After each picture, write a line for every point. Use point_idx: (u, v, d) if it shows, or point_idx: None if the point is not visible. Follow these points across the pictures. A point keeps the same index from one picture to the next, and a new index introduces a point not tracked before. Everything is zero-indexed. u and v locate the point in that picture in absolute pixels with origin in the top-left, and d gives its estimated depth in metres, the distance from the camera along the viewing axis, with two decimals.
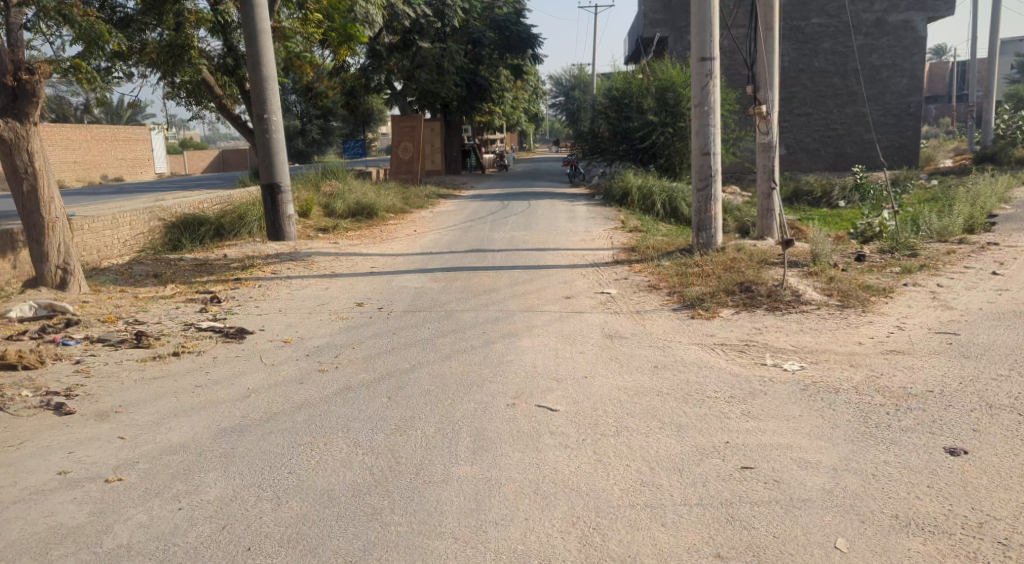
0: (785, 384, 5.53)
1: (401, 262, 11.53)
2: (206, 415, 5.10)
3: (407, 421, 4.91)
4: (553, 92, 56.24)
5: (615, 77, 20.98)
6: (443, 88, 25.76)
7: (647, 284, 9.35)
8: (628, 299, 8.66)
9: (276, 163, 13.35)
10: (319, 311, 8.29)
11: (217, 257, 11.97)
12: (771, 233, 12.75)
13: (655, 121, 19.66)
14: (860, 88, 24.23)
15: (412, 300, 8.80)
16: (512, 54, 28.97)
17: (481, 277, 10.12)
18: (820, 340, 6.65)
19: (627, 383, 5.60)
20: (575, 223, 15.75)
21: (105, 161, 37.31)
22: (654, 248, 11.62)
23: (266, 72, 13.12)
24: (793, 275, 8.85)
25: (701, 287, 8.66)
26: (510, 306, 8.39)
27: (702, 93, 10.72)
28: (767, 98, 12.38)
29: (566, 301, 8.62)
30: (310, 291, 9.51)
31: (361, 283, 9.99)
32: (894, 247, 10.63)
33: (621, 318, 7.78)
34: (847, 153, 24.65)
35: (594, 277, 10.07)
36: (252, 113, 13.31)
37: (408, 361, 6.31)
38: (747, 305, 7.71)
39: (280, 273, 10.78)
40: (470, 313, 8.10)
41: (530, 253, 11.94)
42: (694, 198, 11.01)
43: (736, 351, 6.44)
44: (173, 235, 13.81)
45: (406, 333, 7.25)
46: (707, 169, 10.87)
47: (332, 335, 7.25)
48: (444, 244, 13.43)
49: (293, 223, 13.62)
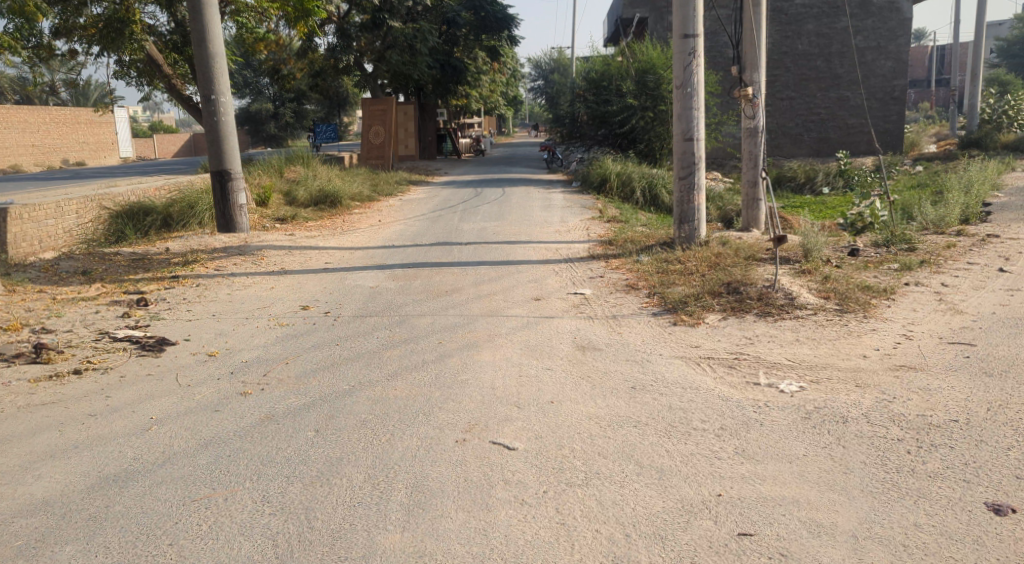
0: (784, 411, 4.72)
1: (359, 258, 10.62)
2: (90, 456, 4.25)
3: (332, 464, 4.07)
4: (532, 76, 55.22)
5: (593, 59, 20.11)
6: (415, 69, 24.72)
7: (625, 283, 8.55)
8: (603, 301, 7.84)
9: (226, 149, 12.39)
10: (257, 316, 7.39)
11: (158, 251, 11.02)
12: (757, 224, 11.96)
13: (634, 104, 18.82)
14: (844, 71, 23.52)
15: (364, 303, 7.91)
16: (488, 35, 27.96)
17: (444, 275, 9.27)
18: (819, 353, 5.84)
19: (600, 411, 4.77)
20: (550, 213, 14.92)
21: (66, 145, 35.79)
22: (632, 241, 10.80)
23: (214, 49, 12.16)
24: (785, 273, 8.03)
25: (683, 287, 7.85)
26: (472, 309, 7.54)
27: (685, 73, 9.88)
28: (754, 80, 11.53)
29: (535, 304, 7.78)
30: (253, 291, 8.59)
31: (312, 282, 9.09)
32: (889, 241, 9.89)
33: (594, 325, 6.96)
34: (830, 138, 23.98)
35: (567, 274, 9.24)
36: (199, 94, 12.34)
37: (348, 382, 5.45)
38: (735, 310, 6.91)
39: (224, 270, 9.85)
40: (426, 319, 7.24)
41: (499, 247, 11.08)
42: (676, 187, 10.20)
43: (725, 367, 5.63)
44: (116, 226, 12.86)
45: (351, 346, 6.38)
46: (691, 156, 10.04)
47: (266, 348, 6.36)
48: (408, 236, 12.53)
49: (245, 213, 12.66)
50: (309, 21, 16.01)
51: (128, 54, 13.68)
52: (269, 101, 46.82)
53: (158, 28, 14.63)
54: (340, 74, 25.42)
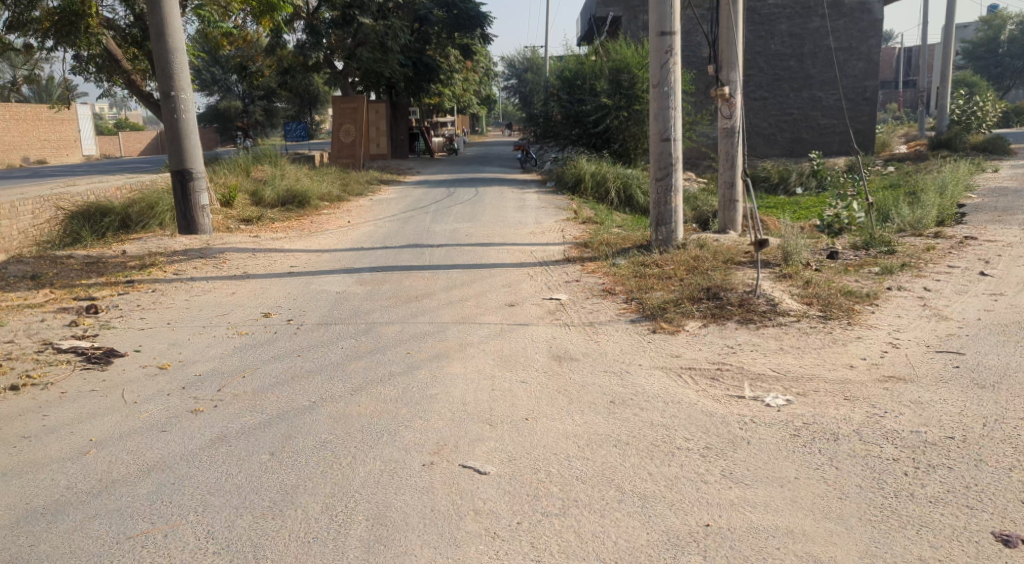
0: (772, 427, 4.45)
1: (325, 261, 10.23)
2: (18, 485, 3.90)
3: (286, 493, 3.75)
4: (505, 74, 54.91)
5: (567, 58, 19.81)
6: (386, 67, 24.17)
7: (601, 288, 8.27)
8: (579, 307, 7.56)
9: (186, 147, 11.94)
10: (215, 325, 7.01)
11: (115, 254, 10.56)
12: (734, 226, 11.74)
13: (608, 104, 18.57)
14: (816, 71, 23.50)
15: (330, 310, 7.56)
16: (461, 33, 27.61)
17: (414, 279, 8.93)
18: (804, 363, 5.58)
19: (578, 429, 4.46)
20: (524, 214, 14.63)
21: (27, 143, 34.84)
22: (608, 244, 10.53)
23: (173, 44, 11.71)
24: (766, 277, 7.79)
25: (662, 293, 7.58)
26: (443, 316, 7.21)
27: (661, 72, 9.63)
28: (731, 79, 11.31)
29: (509, 310, 7.48)
30: (212, 297, 8.20)
31: (276, 287, 8.70)
32: (868, 243, 9.71)
33: (571, 333, 6.66)
34: (803, 138, 23.93)
35: (541, 278, 8.95)
36: (158, 91, 11.89)
37: (308, 397, 5.09)
38: (716, 316, 6.65)
39: (183, 275, 9.43)
40: (394, 327, 6.89)
41: (472, 250, 10.75)
42: (652, 188, 9.94)
43: (707, 378, 5.36)
44: (72, 227, 12.38)
45: (314, 357, 6.01)
46: (667, 157, 9.80)
47: (223, 359, 5.99)
48: (378, 238, 12.15)
49: (207, 214, 12.22)
50: (275, 15, 15.57)
51: (83, 48, 13.18)
52: (238, 99, 46.03)
53: (117, 22, 14.15)
54: (310, 71, 24.87)
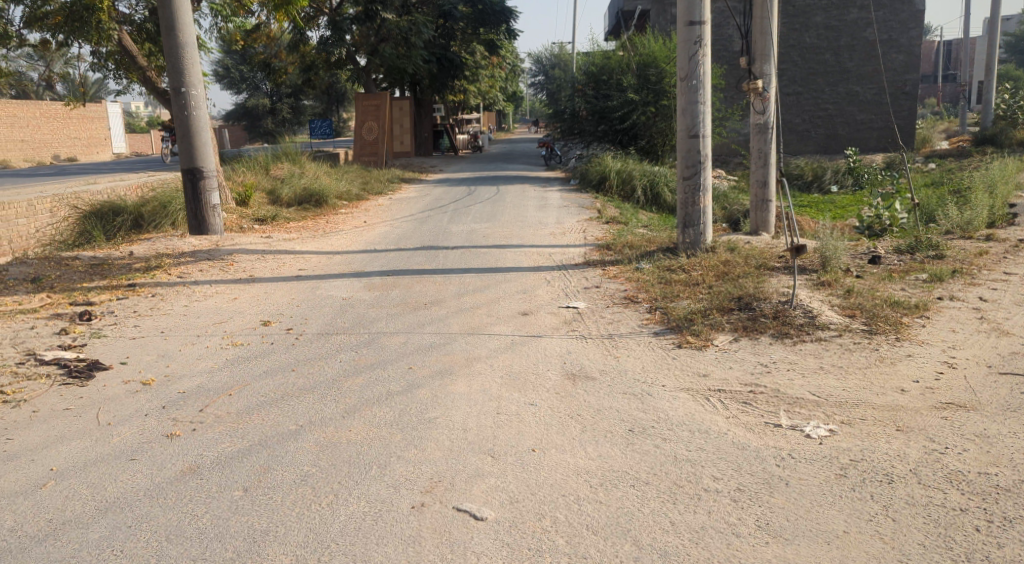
0: (814, 465, 3.89)
1: (335, 264, 9.79)
2: None
3: (254, 543, 3.29)
4: (532, 72, 54.35)
5: (593, 53, 19.30)
6: (409, 63, 23.87)
7: (623, 295, 7.75)
8: (599, 316, 7.03)
9: (197, 145, 11.58)
10: (209, 334, 6.57)
11: (121, 255, 10.23)
12: (766, 227, 11.12)
13: (636, 99, 18.01)
14: (853, 65, 22.66)
15: (333, 318, 7.09)
16: (486, 29, 27.11)
17: (425, 284, 8.46)
18: (848, 385, 5.01)
19: (592, 464, 3.96)
20: (546, 214, 14.10)
21: (56, 141, 34.91)
22: (632, 246, 9.99)
23: (184, 37, 11.36)
24: (803, 285, 7.19)
25: (689, 301, 7.04)
26: (452, 327, 6.73)
27: (690, 65, 9.06)
28: (764, 73, 10.68)
29: (524, 319, 6.96)
30: (213, 303, 7.78)
31: (281, 292, 8.27)
32: (913, 247, 9.06)
33: (589, 347, 6.13)
34: (838, 135, 23.12)
35: (561, 283, 8.44)
36: (169, 86, 11.54)
37: (295, 420, 4.61)
38: (748, 329, 6.08)
39: (188, 278, 9.06)
40: (398, 339, 6.42)
41: (489, 252, 10.26)
42: (679, 188, 9.38)
43: (739, 403, 4.80)
44: (85, 226, 12.08)
45: (308, 372, 5.53)
46: (696, 154, 9.22)
47: (210, 374, 5.52)
48: (393, 239, 11.70)
49: (219, 213, 11.87)
50: (291, 8, 15.12)
51: (95, 43, 12.84)
52: (266, 97, 45.95)
53: (132, 17, 13.81)
54: (332, 68, 24.44)
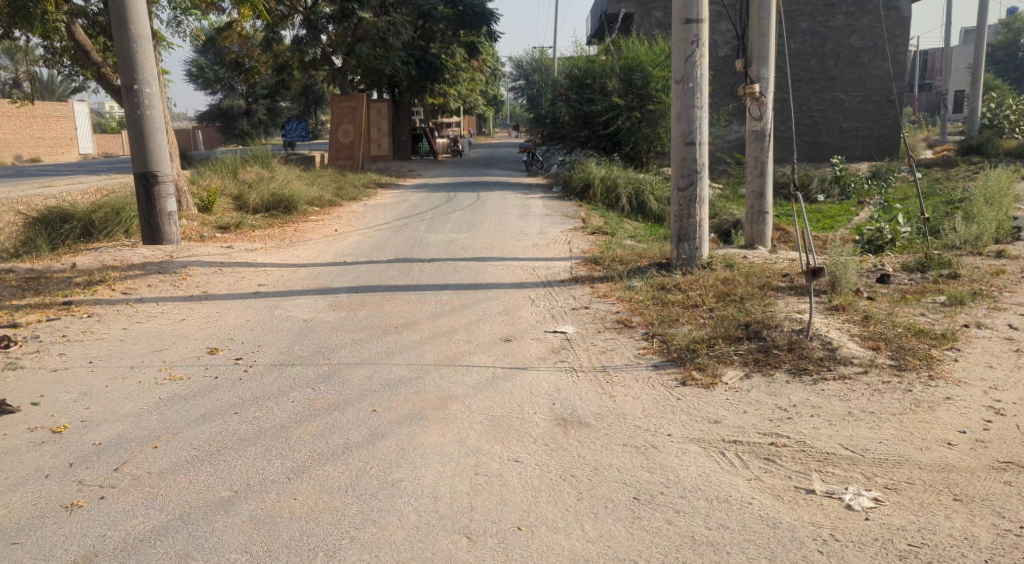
0: (866, 554, 3.21)
1: (299, 279, 8.97)
2: None
3: None
4: (512, 76, 53.59)
5: (576, 57, 18.60)
6: (388, 64, 23.05)
7: (615, 318, 7.03)
8: (589, 343, 6.28)
9: (152, 147, 10.74)
10: (145, 366, 5.75)
11: (63, 268, 9.39)
12: (763, 241, 10.40)
13: (620, 104, 17.38)
14: (838, 72, 22.14)
15: (290, 345, 6.28)
16: (465, 30, 26.31)
17: (397, 303, 7.68)
18: (885, 434, 4.27)
19: (592, 553, 3.24)
20: (528, 223, 13.39)
21: (20, 141, 33.67)
22: (621, 262, 9.28)
23: (137, 30, 10.54)
24: (814, 310, 6.47)
25: (689, 328, 6.32)
26: (424, 356, 5.95)
27: (686, 66, 8.35)
28: (762, 76, 9.97)
29: (506, 347, 6.20)
30: (156, 326, 6.94)
31: (235, 311, 7.45)
32: (923, 265, 8.40)
33: (579, 382, 5.38)
34: (824, 142, 22.58)
35: (546, 303, 7.72)
36: (120, 83, 10.70)
37: (230, 483, 3.82)
38: (760, 363, 5.34)
39: (132, 295, 8.24)
40: (362, 372, 5.62)
41: (467, 266, 9.52)
42: (673, 199, 8.67)
43: (760, 459, 4.06)
44: (29, 233, 11.22)
45: (254, 416, 4.72)
46: (692, 163, 8.51)
47: (136, 417, 4.70)
48: (364, 250, 10.89)
49: (175, 221, 11.03)
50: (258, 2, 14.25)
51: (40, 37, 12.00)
52: (241, 98, 44.88)
53: (87, 9, 12.97)
54: (308, 68, 23.56)
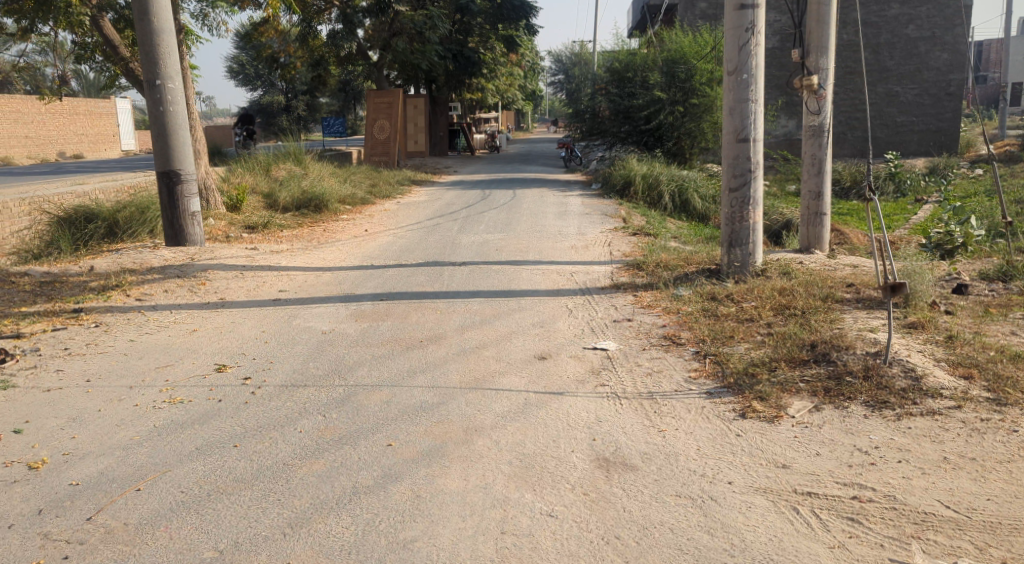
0: None
1: (322, 284, 8.46)
2: None
3: None
4: (552, 70, 52.80)
5: (618, 50, 17.90)
6: (424, 59, 22.36)
7: (661, 332, 6.39)
8: (632, 364, 5.64)
9: (175, 144, 10.32)
10: (145, 385, 5.25)
11: (81, 271, 9.01)
12: (821, 245, 9.62)
13: (663, 98, 16.60)
14: (893, 64, 21.10)
15: (304, 362, 5.73)
16: (504, 24, 25.73)
17: (425, 313, 7.11)
18: (993, 488, 3.59)
19: None
20: (566, 222, 12.79)
21: (63, 137, 33.76)
22: (665, 266, 8.62)
23: (160, 23, 10.11)
24: (886, 327, 5.75)
25: (746, 348, 5.65)
26: (450, 377, 5.37)
27: (740, 56, 7.65)
28: (820, 66, 9.21)
29: (540, 366, 5.60)
30: (165, 337, 6.47)
31: (250, 322, 6.94)
32: (1003, 273, 7.57)
33: (623, 411, 4.75)
34: (877, 137, 21.55)
35: (584, 313, 7.12)
36: (142, 78, 10.29)
37: (217, 541, 3.32)
38: (831, 393, 4.65)
39: (147, 301, 7.81)
40: (380, 396, 5.04)
41: (501, 270, 8.94)
42: (724, 200, 7.98)
43: (842, 519, 3.41)
44: (52, 233, 10.85)
45: (256, 450, 4.19)
46: (745, 161, 7.82)
47: (123, 451, 4.19)
48: (394, 252, 10.36)
49: (199, 222, 10.63)
50: None
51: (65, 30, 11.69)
52: (281, 94, 44.80)
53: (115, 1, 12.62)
54: (343, 62, 23.17)
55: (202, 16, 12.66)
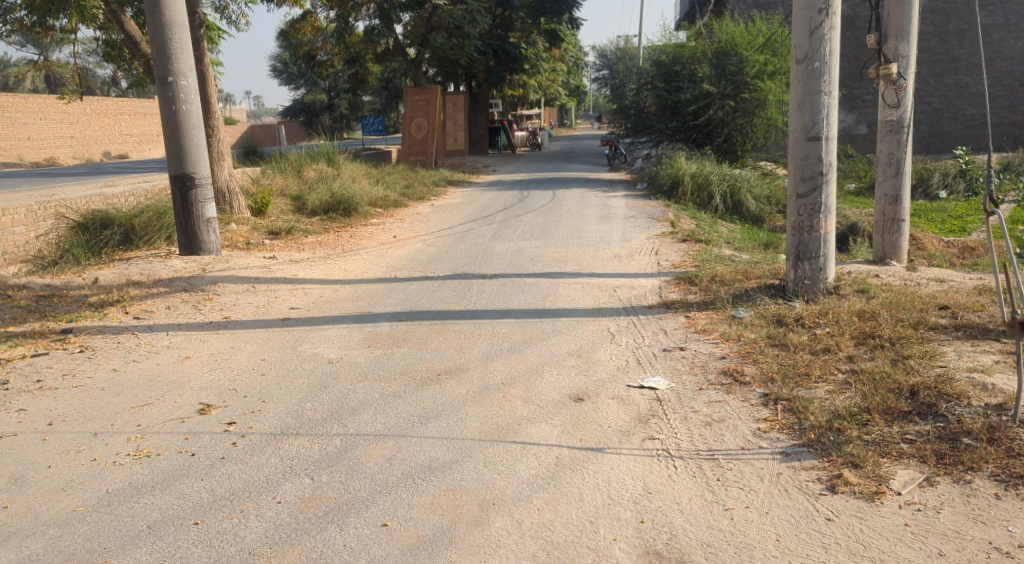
0: None
1: (339, 300, 7.68)
2: None
3: None
4: (597, 66, 51.60)
5: (664, 42, 16.87)
6: (463, 54, 21.52)
7: (721, 366, 5.43)
8: (686, 410, 4.70)
9: (188, 146, 9.62)
10: (114, 430, 4.47)
11: (83, 282, 8.31)
12: (899, 256, 8.49)
13: (712, 92, 15.51)
14: (962, 53, 19.62)
15: (301, 403, 4.90)
16: (546, 18, 24.76)
17: (446, 338, 6.25)
18: None
19: None
20: (609, 226, 11.82)
21: (108, 138, 33.66)
22: (721, 281, 7.64)
23: (172, 16, 9.40)
24: (1001, 368, 4.70)
25: (829, 391, 4.67)
26: (471, 425, 4.49)
27: (811, 41, 6.66)
28: (899, 53, 8.14)
29: (577, 412, 4.69)
30: (154, 366, 5.72)
31: (251, 347, 6.16)
32: None
33: (680, 477, 3.86)
34: (943, 131, 20.06)
35: (629, 339, 6.19)
36: (154, 75, 9.60)
37: None
38: (945, 460, 3.70)
39: (145, 319, 7.08)
40: (383, 451, 4.19)
41: (536, 284, 8.05)
42: (791, 207, 6.98)
43: None
44: (65, 240, 10.21)
45: (221, 531, 3.41)
46: (816, 162, 6.81)
47: (59, 534, 3.41)
48: (422, 261, 9.54)
49: (215, 229, 9.92)
50: None
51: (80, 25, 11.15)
52: (323, 93, 44.42)
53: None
54: (381, 58, 22.37)
55: (222, 8, 12.00)
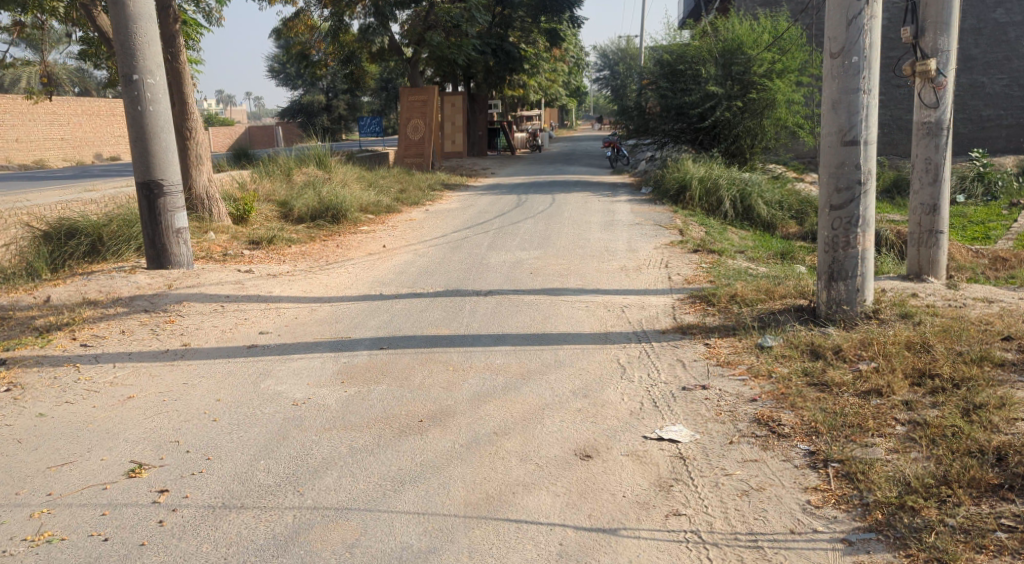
0: None
1: (314, 323, 6.86)
2: None
3: None
4: (598, 66, 50.72)
5: (668, 41, 15.85)
6: (460, 53, 20.67)
7: (752, 411, 4.60)
8: (718, 472, 3.87)
9: (155, 150, 8.79)
10: (18, 505, 3.66)
11: (33, 301, 7.49)
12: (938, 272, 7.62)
13: (719, 92, 14.68)
14: (978, 52, 18.81)
15: (252, 462, 4.07)
16: (546, 16, 23.91)
17: (431, 372, 5.42)
18: None
19: None
20: (615, 235, 11.00)
21: (99, 140, 32.77)
22: (743, 301, 6.81)
23: (136, 8, 8.56)
24: None
25: (893, 449, 3.84)
26: (456, 495, 3.67)
27: (848, 32, 5.83)
28: (939, 46, 7.27)
29: (585, 475, 3.86)
30: (88, 409, 4.90)
31: (206, 384, 5.33)
32: None
33: None
34: (958, 133, 19.20)
35: (641, 372, 5.37)
36: (118, 72, 8.77)
37: None
38: None
39: (94, 346, 6.27)
40: (345, 533, 3.39)
41: (535, 304, 7.24)
42: (823, 220, 6.15)
43: None
44: (26, 252, 9.42)
45: None
46: (853, 170, 5.98)
47: None
48: (411, 275, 8.73)
49: (186, 240, 9.09)
50: None
51: None
52: (321, 94, 43.63)
53: None
54: (376, 58, 21.55)
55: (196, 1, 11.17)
